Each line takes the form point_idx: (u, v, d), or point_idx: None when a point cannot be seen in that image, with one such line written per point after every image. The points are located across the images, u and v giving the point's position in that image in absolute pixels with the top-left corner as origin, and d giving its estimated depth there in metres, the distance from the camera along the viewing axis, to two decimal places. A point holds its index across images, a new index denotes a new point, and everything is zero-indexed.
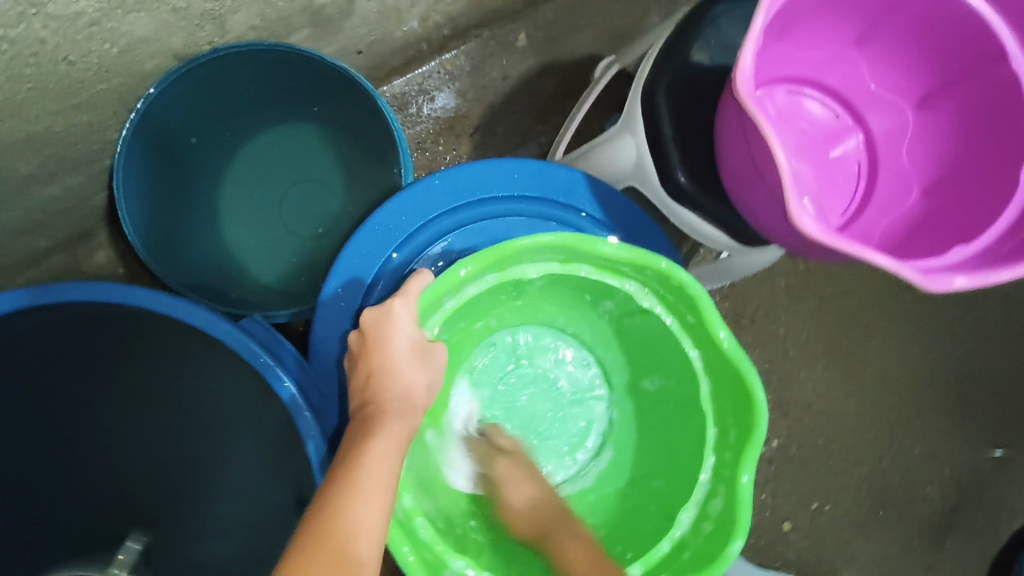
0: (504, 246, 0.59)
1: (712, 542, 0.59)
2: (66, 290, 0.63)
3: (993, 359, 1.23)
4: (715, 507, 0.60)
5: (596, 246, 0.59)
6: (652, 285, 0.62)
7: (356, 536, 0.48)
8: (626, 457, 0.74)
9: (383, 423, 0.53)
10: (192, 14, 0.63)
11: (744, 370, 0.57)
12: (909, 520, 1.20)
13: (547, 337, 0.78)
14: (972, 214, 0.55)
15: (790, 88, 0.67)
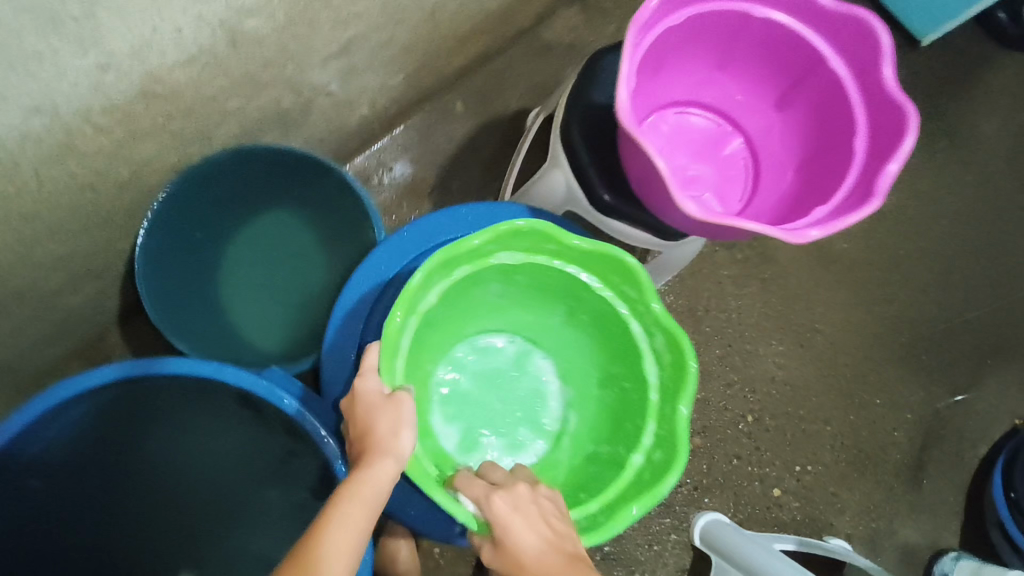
0: (405, 289, 0.70)
1: (674, 367, 0.73)
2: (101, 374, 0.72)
3: (927, 309, 1.37)
4: (659, 342, 0.74)
5: (465, 244, 0.71)
6: (519, 246, 0.75)
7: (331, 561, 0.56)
8: (579, 373, 0.87)
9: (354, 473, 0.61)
10: (186, 135, 0.76)
11: (612, 251, 0.71)
12: (885, 466, 1.31)
13: (471, 348, 0.91)
14: (830, 180, 0.70)
15: (677, 109, 0.83)
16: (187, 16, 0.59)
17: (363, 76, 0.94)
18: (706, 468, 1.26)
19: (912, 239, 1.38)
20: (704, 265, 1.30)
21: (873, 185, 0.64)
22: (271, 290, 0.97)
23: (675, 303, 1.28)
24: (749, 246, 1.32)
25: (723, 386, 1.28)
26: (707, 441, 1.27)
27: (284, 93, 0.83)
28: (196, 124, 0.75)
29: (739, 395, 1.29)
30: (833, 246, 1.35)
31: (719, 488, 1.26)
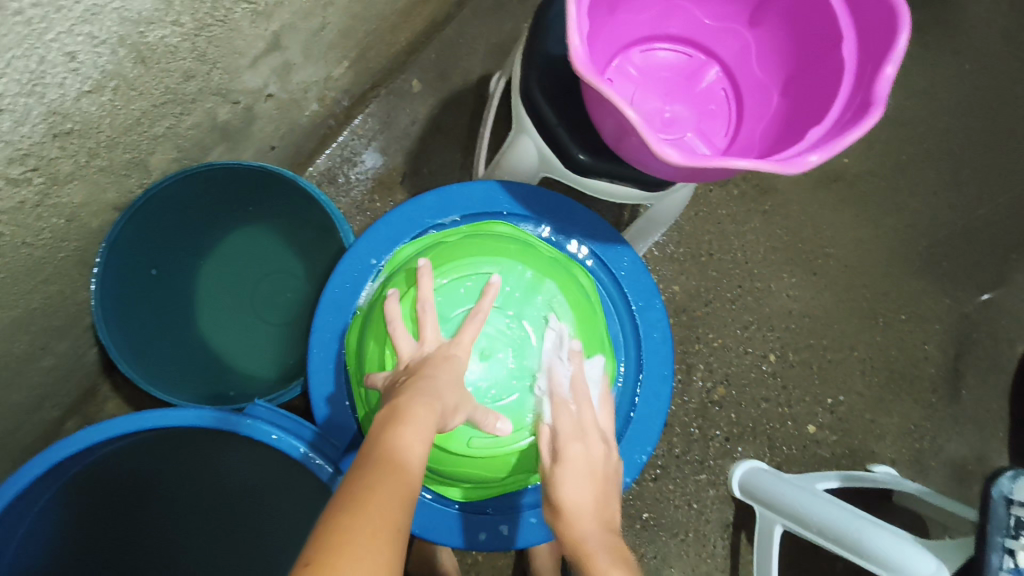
0: (501, 245, 0.72)
1: None
2: (75, 441, 0.63)
3: (940, 212, 1.30)
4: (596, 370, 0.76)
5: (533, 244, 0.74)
6: (530, 251, 0.72)
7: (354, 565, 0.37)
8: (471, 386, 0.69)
9: (389, 475, 0.44)
10: (118, 167, 0.70)
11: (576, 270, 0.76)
12: (920, 382, 1.26)
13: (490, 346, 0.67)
14: (821, 96, 0.63)
15: (642, 48, 0.77)
16: (77, 38, 0.52)
17: (304, 70, 0.87)
18: (736, 417, 1.21)
19: (915, 143, 1.30)
20: (701, 208, 1.23)
21: (870, 94, 0.56)
22: (250, 315, 0.93)
23: (677, 252, 1.22)
24: (745, 178, 1.25)
25: (739, 329, 1.23)
26: (732, 388, 1.21)
27: (216, 104, 0.76)
28: (126, 155, 0.70)
29: (758, 335, 1.23)
30: (832, 163, 1.28)
31: (753, 435, 1.21)
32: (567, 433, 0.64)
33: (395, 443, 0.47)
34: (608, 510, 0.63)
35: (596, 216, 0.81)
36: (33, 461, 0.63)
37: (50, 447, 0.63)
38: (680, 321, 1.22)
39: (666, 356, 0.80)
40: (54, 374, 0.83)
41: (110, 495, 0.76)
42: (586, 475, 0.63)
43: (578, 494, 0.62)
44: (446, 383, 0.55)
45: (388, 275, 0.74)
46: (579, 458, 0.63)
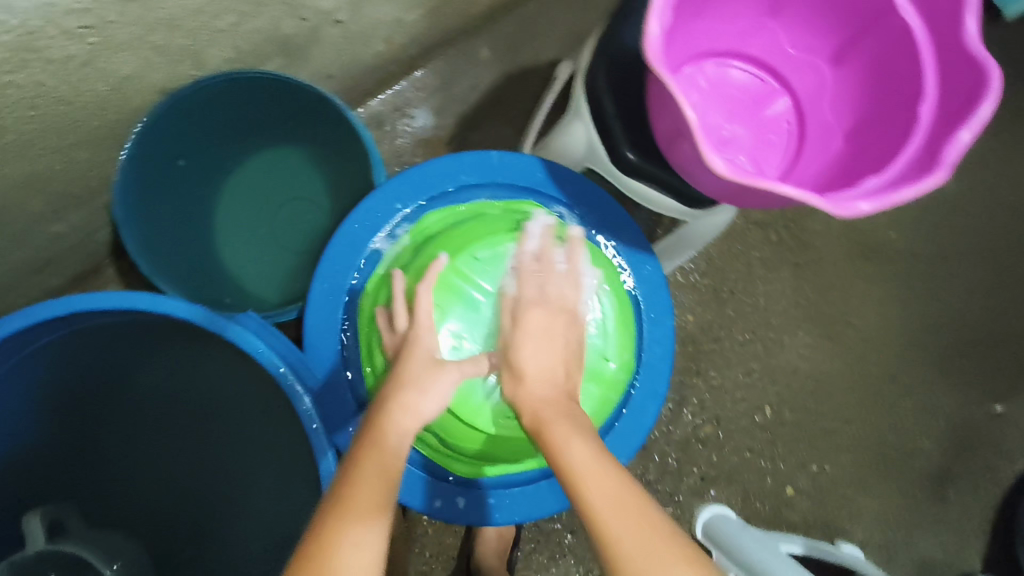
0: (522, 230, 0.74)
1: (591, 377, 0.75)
2: (64, 304, 0.61)
3: (974, 310, 1.26)
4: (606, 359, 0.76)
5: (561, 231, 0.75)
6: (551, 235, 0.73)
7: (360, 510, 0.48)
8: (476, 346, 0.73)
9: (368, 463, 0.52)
10: (172, 50, 0.70)
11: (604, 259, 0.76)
12: (910, 473, 1.23)
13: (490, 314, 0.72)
14: (886, 148, 0.61)
15: (718, 61, 0.75)
16: None
17: (378, 6, 0.87)
18: (716, 459, 1.18)
19: (967, 234, 1.26)
20: (735, 244, 1.21)
21: (937, 154, 0.54)
22: (265, 233, 0.93)
23: (699, 282, 1.20)
24: (786, 226, 1.22)
25: (742, 374, 1.20)
26: (719, 431, 1.19)
27: (284, 15, 0.76)
28: (183, 41, 0.69)
29: (759, 385, 1.20)
30: (878, 233, 1.25)
31: (728, 482, 1.18)
32: (527, 300, 0.68)
33: (368, 450, 0.53)
34: (569, 380, 0.63)
35: (628, 218, 0.79)
36: (16, 315, 0.60)
37: (36, 304, 0.60)
38: (685, 350, 1.19)
39: (661, 375, 0.78)
40: (62, 242, 0.83)
41: (78, 377, 0.74)
42: (554, 345, 0.64)
43: (532, 360, 0.63)
44: (425, 391, 0.59)
45: (411, 243, 0.75)
46: (538, 324, 0.65)
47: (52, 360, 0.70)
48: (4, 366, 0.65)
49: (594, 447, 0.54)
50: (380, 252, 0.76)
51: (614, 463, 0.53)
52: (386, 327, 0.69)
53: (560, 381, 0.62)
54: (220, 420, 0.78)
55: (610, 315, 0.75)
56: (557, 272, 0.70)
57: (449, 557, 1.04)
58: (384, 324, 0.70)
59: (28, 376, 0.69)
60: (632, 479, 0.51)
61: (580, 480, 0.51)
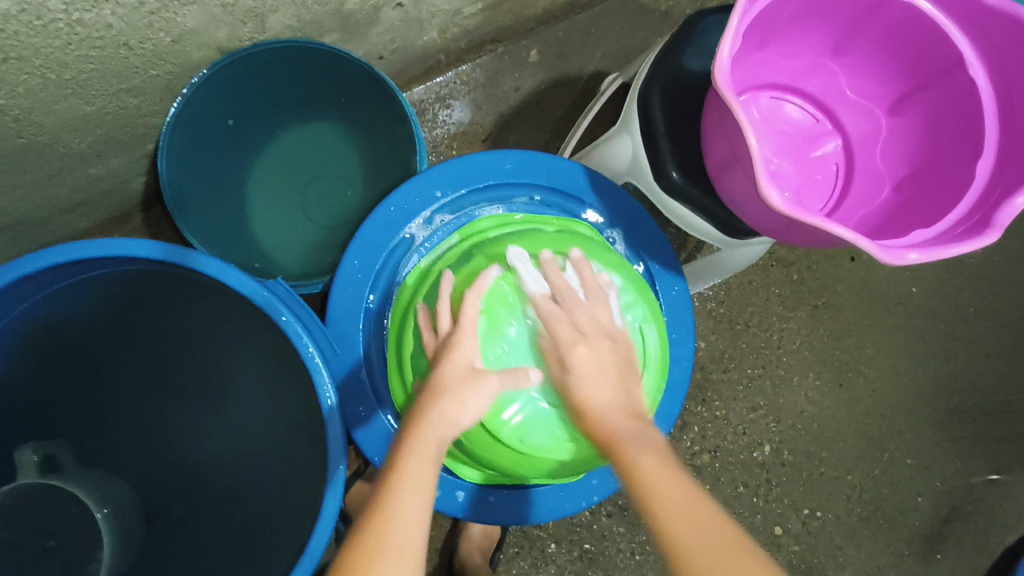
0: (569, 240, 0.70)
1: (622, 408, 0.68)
2: (104, 246, 0.60)
3: (983, 376, 1.26)
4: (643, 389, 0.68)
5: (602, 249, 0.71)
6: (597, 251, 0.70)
7: (398, 513, 0.50)
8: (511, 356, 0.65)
9: (405, 462, 0.53)
10: (238, 10, 0.70)
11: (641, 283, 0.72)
12: (900, 530, 1.22)
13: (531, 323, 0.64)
14: (937, 203, 0.61)
15: (775, 94, 0.75)
16: None
17: None
18: (710, 489, 1.18)
19: (987, 299, 1.26)
20: (756, 278, 1.21)
21: (990, 216, 0.54)
22: (297, 204, 0.93)
23: (716, 311, 1.20)
24: (809, 268, 1.22)
25: (746, 408, 1.19)
26: (716, 461, 1.18)
27: None
28: (249, 2, 0.70)
29: (761, 422, 1.20)
30: (899, 287, 1.25)
31: (718, 513, 1.18)
32: (566, 339, 0.61)
33: (405, 452, 0.54)
34: (634, 398, 0.60)
35: (663, 238, 0.79)
36: (55, 250, 0.59)
37: (75, 242, 0.59)
38: (693, 377, 1.19)
39: (677, 397, 0.78)
40: (98, 186, 0.83)
41: (92, 324, 0.72)
42: (610, 375, 0.60)
43: (598, 395, 0.59)
44: (460, 400, 0.58)
45: (460, 243, 0.73)
46: (589, 361, 0.60)
47: (67, 306, 0.68)
48: (32, 300, 0.64)
49: (663, 460, 0.53)
50: (413, 237, 0.76)
51: (684, 472, 0.53)
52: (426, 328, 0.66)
53: (626, 406, 0.58)
54: (231, 382, 0.78)
55: (652, 348, 0.68)
56: (581, 302, 0.63)
57: (433, 549, 1.04)
58: (425, 323, 0.66)
59: (52, 315, 0.68)
60: (706, 493, 0.50)
61: (644, 488, 0.51)
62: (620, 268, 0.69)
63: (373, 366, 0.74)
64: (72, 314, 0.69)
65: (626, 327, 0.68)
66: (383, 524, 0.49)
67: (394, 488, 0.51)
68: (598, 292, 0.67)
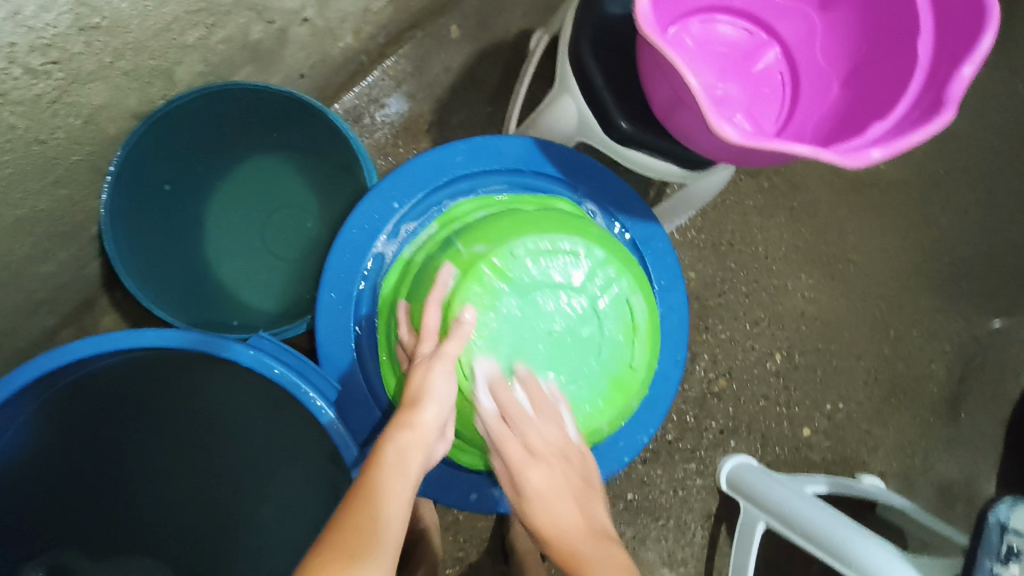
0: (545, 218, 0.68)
1: (618, 378, 0.68)
2: (96, 343, 0.60)
3: (967, 232, 1.28)
4: (636, 359, 0.68)
5: (581, 222, 0.69)
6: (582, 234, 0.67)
7: (366, 530, 0.46)
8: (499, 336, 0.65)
9: (378, 475, 0.51)
10: (142, 73, 0.67)
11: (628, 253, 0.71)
12: (921, 399, 1.25)
13: (515, 300, 0.65)
14: (889, 90, 0.60)
15: (704, 18, 0.73)
16: None
17: None
18: (733, 411, 1.20)
19: (955, 158, 1.27)
20: (729, 195, 1.20)
21: (942, 94, 0.54)
22: (259, 246, 0.90)
23: (698, 239, 1.19)
24: (778, 172, 1.22)
25: (749, 324, 1.21)
26: (733, 382, 1.20)
27: (251, 21, 0.72)
28: (151, 62, 0.66)
29: (767, 333, 1.21)
30: (868, 167, 1.25)
31: (746, 431, 1.20)
32: (517, 460, 0.60)
33: (382, 463, 0.52)
34: (590, 516, 0.59)
35: (630, 188, 0.78)
36: (49, 355, 0.59)
37: (67, 345, 0.59)
38: (691, 308, 1.19)
39: (680, 340, 0.79)
40: (55, 282, 0.81)
41: (101, 406, 0.73)
42: (565, 498, 0.59)
43: (546, 515, 0.57)
44: (430, 399, 0.56)
45: (438, 228, 0.71)
46: (546, 482, 0.59)
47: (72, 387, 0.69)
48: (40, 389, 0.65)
49: None
50: (383, 255, 0.73)
51: None
52: (403, 326, 0.65)
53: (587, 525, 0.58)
54: (244, 440, 0.77)
55: (640, 317, 0.68)
56: (531, 416, 0.62)
57: (484, 539, 1.05)
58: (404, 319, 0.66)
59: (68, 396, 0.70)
60: None
61: None
62: (602, 237, 0.68)
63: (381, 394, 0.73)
64: (86, 394, 0.71)
65: (613, 301, 0.67)
66: (366, 525, 0.47)
67: (365, 498, 0.49)
68: (580, 268, 0.66)
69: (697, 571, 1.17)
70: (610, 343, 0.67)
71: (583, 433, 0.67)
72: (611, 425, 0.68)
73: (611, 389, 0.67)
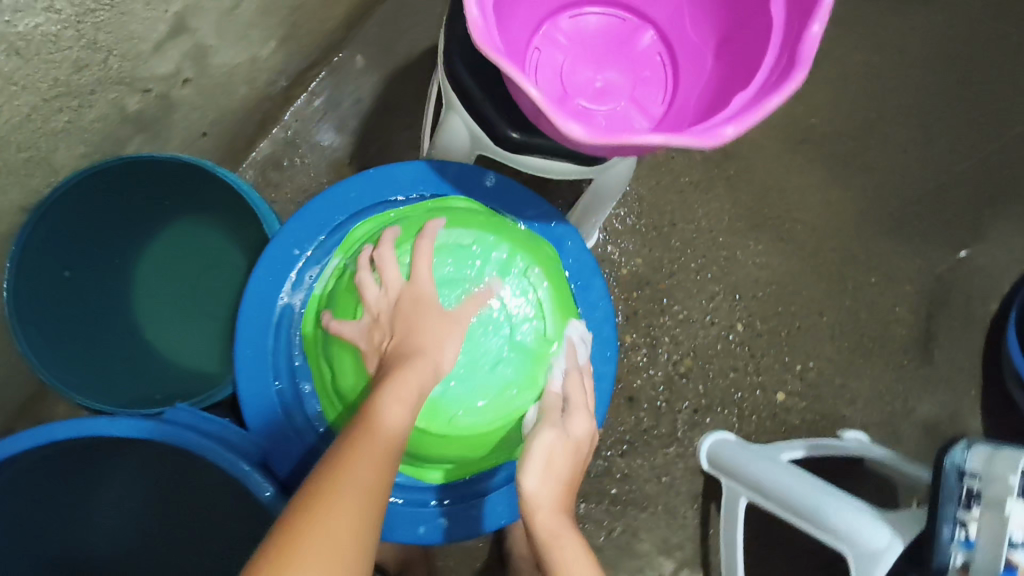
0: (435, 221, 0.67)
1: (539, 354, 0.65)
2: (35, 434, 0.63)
3: (910, 169, 1.26)
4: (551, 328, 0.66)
5: (474, 217, 0.68)
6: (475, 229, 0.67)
7: (341, 513, 0.46)
8: None
9: (361, 449, 0.51)
10: (15, 167, 0.66)
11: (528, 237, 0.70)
12: (892, 345, 1.24)
13: None
14: (750, 57, 0.59)
15: (571, 13, 0.73)
16: None
17: (224, 52, 0.83)
18: (703, 388, 1.19)
19: (884, 99, 1.26)
20: (662, 175, 1.19)
21: (795, 54, 0.52)
22: (190, 310, 0.90)
23: (638, 225, 1.18)
24: None
25: (705, 300, 1.20)
26: (699, 361, 1.19)
27: (123, 94, 0.72)
28: (22, 154, 0.65)
29: (724, 305, 1.20)
30: (799, 122, 1.24)
31: (721, 406, 1.19)
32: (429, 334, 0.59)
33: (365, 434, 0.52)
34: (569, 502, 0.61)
35: (532, 193, 0.78)
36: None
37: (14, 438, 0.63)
38: (645, 294, 1.18)
39: (608, 337, 0.78)
40: None
41: (51, 488, 0.73)
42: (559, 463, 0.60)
43: (546, 487, 0.59)
44: (441, 344, 0.60)
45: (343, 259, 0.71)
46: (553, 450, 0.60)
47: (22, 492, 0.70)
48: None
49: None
50: (292, 304, 0.72)
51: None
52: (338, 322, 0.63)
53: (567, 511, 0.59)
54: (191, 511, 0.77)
55: (544, 288, 0.67)
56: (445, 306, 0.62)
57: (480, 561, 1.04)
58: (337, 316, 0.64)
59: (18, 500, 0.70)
60: None
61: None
62: (494, 226, 0.68)
63: (313, 443, 0.71)
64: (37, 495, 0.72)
65: (513, 280, 0.66)
66: (339, 504, 0.46)
67: (340, 475, 0.49)
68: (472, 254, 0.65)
69: (694, 554, 1.16)
70: (522, 320, 0.65)
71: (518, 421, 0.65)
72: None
73: (535, 365, 0.65)
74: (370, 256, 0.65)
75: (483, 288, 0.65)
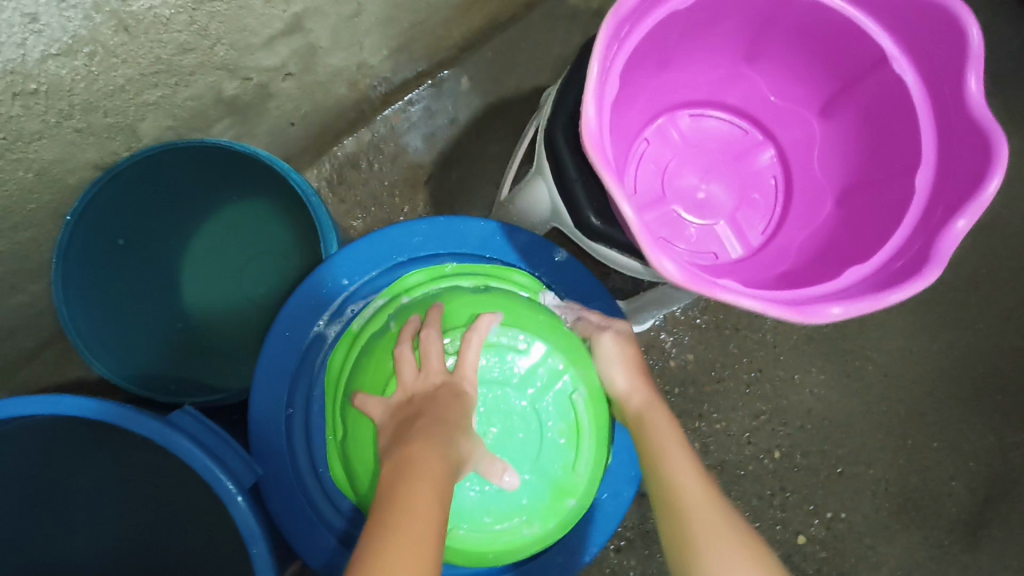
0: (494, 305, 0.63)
1: (561, 486, 0.61)
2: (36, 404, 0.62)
3: (1009, 339, 1.16)
4: (582, 462, 0.62)
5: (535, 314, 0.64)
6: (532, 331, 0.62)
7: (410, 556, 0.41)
8: None
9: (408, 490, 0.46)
10: (98, 130, 0.66)
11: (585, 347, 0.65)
12: (937, 519, 1.13)
13: None
14: (879, 224, 0.53)
15: (694, 112, 0.67)
16: None
17: (333, 55, 0.81)
18: None
19: (1001, 257, 1.16)
20: None
21: (931, 246, 0.46)
22: (234, 290, 0.87)
23: (700, 319, 1.12)
24: None
25: (749, 417, 1.12)
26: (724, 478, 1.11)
27: (222, 79, 0.71)
28: (108, 119, 0.66)
29: (767, 428, 1.12)
30: None
31: None
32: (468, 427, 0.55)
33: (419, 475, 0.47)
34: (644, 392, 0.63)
35: (599, 286, 0.73)
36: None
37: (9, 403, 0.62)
38: (686, 392, 1.11)
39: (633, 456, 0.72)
40: None
41: None
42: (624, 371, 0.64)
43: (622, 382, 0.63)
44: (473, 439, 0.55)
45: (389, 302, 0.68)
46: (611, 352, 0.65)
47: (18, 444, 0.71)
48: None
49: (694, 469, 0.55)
50: (324, 333, 0.70)
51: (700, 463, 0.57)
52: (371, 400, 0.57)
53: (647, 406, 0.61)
54: None
55: (585, 416, 0.62)
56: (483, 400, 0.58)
57: None
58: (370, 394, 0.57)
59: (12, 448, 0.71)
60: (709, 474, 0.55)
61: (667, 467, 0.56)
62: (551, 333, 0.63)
63: (307, 477, 0.69)
64: None
65: (556, 396, 0.62)
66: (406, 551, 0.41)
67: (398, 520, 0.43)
68: (520, 362, 0.61)
69: None
70: (552, 445, 0.61)
71: (520, 546, 0.61)
72: (555, 533, 0.62)
73: (553, 497, 0.61)
74: (416, 331, 0.60)
75: (524, 399, 0.61)
